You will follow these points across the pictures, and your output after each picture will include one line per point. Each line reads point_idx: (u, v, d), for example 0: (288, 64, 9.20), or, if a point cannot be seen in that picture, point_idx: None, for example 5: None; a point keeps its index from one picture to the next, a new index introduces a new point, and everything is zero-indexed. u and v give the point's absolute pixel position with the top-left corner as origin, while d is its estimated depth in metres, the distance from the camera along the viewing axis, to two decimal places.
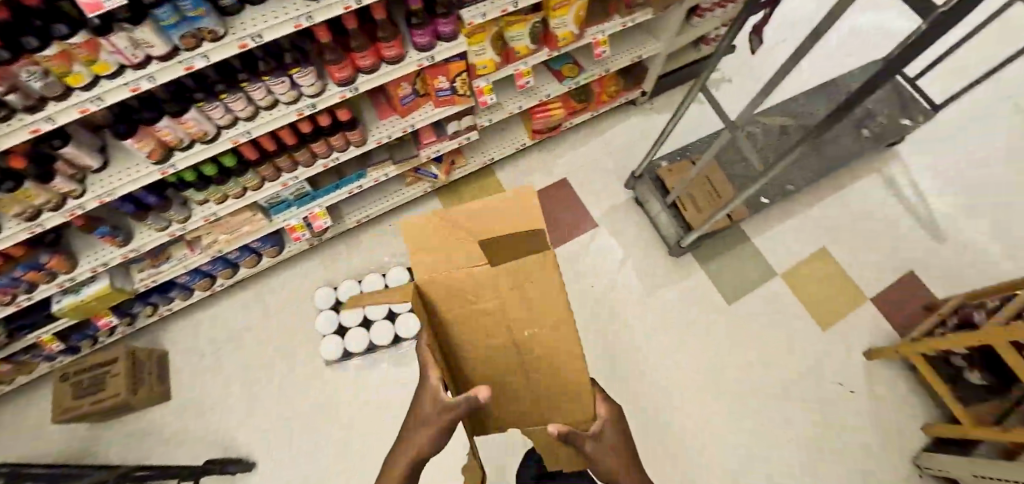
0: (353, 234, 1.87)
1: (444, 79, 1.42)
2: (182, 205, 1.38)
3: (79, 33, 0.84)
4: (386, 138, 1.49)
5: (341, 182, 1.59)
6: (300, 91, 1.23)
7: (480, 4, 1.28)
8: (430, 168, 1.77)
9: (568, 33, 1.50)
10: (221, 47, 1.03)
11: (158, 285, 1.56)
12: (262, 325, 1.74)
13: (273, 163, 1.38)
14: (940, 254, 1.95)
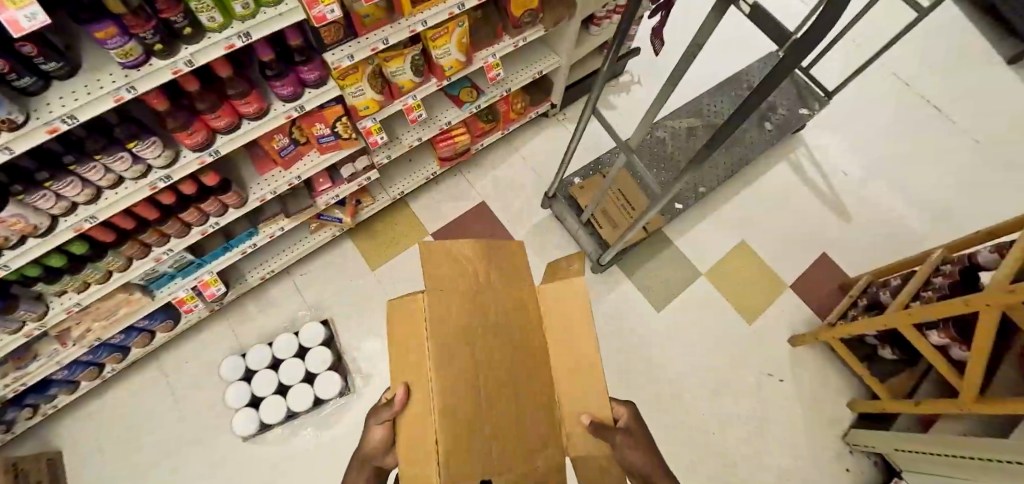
0: (263, 291, 1.75)
1: (322, 126, 1.31)
2: (34, 301, 1.19)
3: None
4: (270, 194, 1.37)
5: (230, 243, 1.47)
6: (147, 164, 1.09)
7: (345, 45, 1.19)
8: (334, 212, 1.67)
9: (454, 61, 1.43)
10: (23, 136, 0.84)
11: (30, 386, 1.37)
12: (170, 406, 1.59)
13: (137, 239, 1.24)
14: (843, 234, 2.07)
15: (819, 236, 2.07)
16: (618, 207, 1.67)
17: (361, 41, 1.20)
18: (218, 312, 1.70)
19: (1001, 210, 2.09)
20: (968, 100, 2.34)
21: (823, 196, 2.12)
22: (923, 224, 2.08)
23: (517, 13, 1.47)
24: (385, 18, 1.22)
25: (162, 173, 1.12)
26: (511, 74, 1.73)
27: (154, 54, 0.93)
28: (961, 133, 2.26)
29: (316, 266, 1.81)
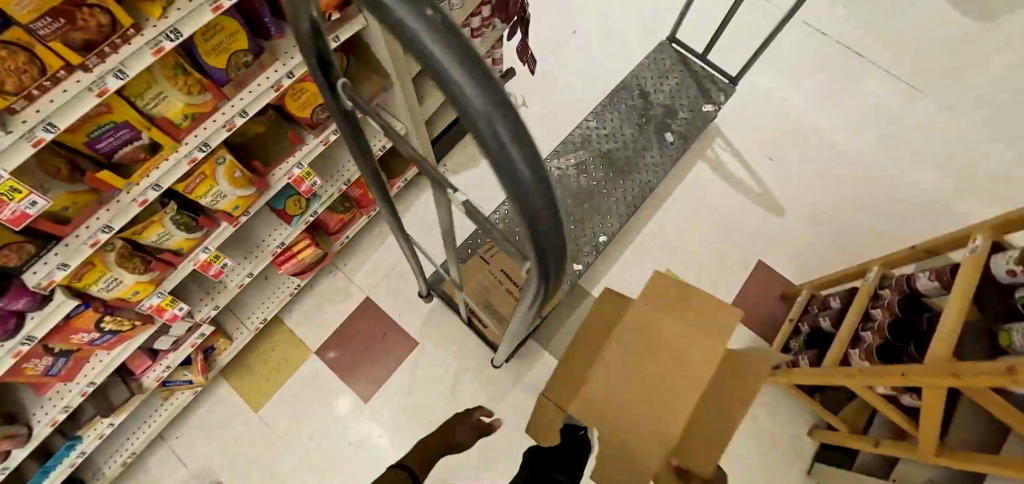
0: (142, 468, 1.56)
1: (85, 333, 1.04)
2: None
3: None
4: (63, 413, 1.13)
5: (47, 465, 1.22)
6: None
7: (48, 255, 0.87)
8: (180, 375, 1.44)
9: (236, 200, 1.13)
10: None
11: None
12: None
13: None
14: (766, 243, 1.85)
15: (743, 249, 1.85)
16: (502, 293, 1.46)
17: (72, 242, 0.89)
18: None
19: (932, 179, 1.88)
20: (864, 58, 2.08)
21: (743, 202, 1.91)
22: (849, 221, 1.86)
23: (303, 115, 1.17)
24: (92, 204, 0.90)
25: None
26: (344, 165, 1.49)
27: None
28: (863, 99, 2.01)
29: (195, 422, 1.62)
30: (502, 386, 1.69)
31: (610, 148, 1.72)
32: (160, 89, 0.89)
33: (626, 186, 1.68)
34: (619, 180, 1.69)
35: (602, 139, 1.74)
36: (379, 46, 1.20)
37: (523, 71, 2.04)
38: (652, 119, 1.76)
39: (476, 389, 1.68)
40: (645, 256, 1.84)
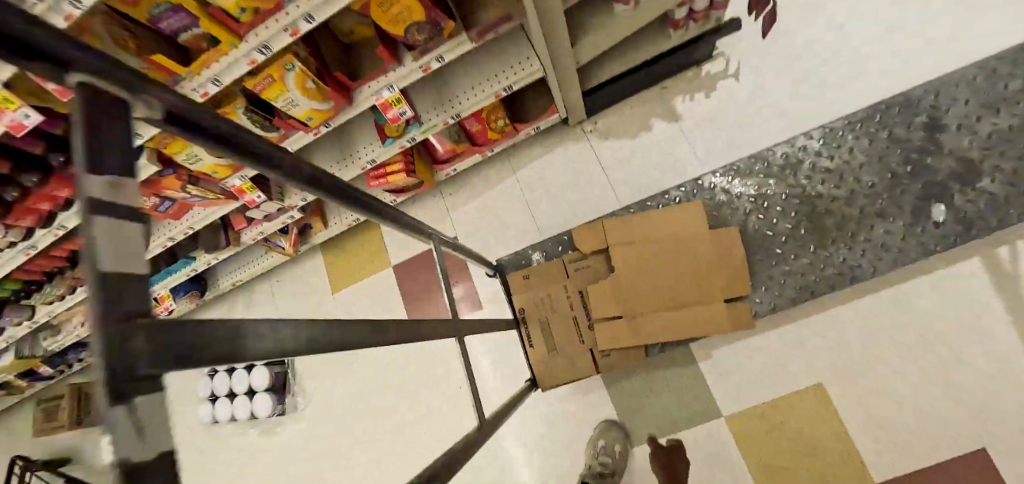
0: (248, 291, 1.89)
1: (175, 190, 1.21)
2: (23, 306, 1.51)
3: None
4: (168, 242, 1.39)
5: (174, 266, 1.55)
6: (9, 238, 1.16)
7: None
8: (278, 239, 1.61)
9: (311, 111, 1.06)
10: None
11: (71, 344, 1.79)
12: (176, 368, 1.94)
13: (72, 275, 1.41)
14: (999, 406, 1.18)
15: (956, 404, 1.20)
16: (569, 321, 1.19)
17: None
18: (215, 300, 1.93)
19: None
20: None
21: (998, 333, 1.21)
22: None
23: (397, 31, 0.99)
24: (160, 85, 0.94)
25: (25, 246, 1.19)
26: (459, 95, 1.26)
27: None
28: None
29: (290, 276, 1.85)
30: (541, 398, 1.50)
31: (821, 192, 1.16)
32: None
33: (819, 259, 1.12)
34: (812, 247, 1.13)
35: (816, 173, 1.17)
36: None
37: (752, 28, 1.41)
38: (921, 174, 1.12)
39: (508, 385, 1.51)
40: (793, 340, 1.33)
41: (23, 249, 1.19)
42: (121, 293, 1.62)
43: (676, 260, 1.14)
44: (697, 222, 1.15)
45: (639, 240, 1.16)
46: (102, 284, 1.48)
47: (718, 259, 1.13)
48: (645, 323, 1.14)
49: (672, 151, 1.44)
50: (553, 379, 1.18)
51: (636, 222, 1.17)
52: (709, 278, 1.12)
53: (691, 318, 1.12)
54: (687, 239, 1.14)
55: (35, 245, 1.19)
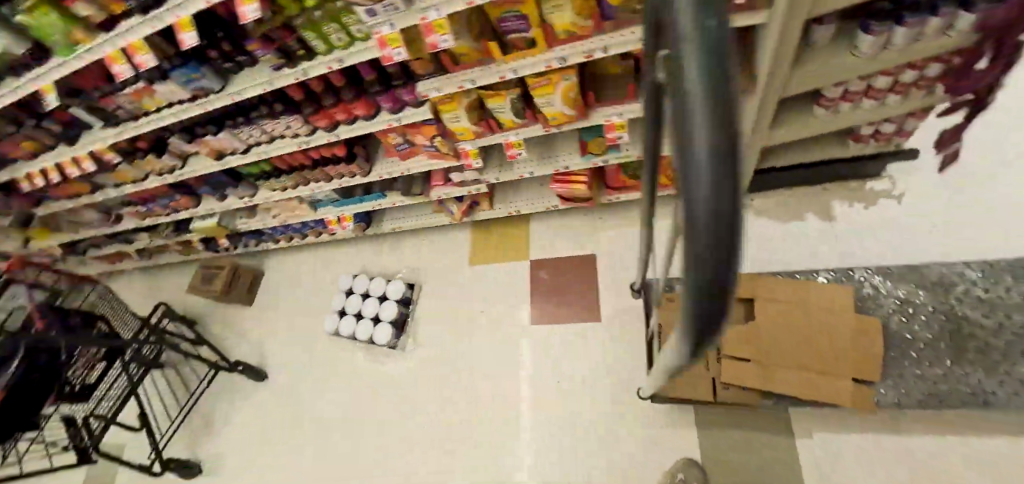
0: (397, 239, 2.20)
1: (423, 138, 1.53)
2: (251, 186, 1.90)
3: (163, 81, 1.36)
4: (385, 175, 1.72)
5: (366, 197, 1.89)
6: (299, 130, 1.53)
7: (438, 78, 1.32)
8: (451, 205, 1.93)
9: (559, 113, 1.38)
10: (219, 98, 1.41)
11: (252, 230, 2.16)
12: (313, 281, 2.26)
13: (303, 174, 1.77)
14: None
15: None
16: None
17: (451, 77, 1.31)
18: (366, 238, 2.26)
19: None
20: None
21: None
22: None
23: None
24: (475, 62, 1.28)
25: (303, 140, 1.55)
26: (657, 140, 1.55)
27: (285, 65, 1.28)
28: None
29: (436, 239, 2.14)
30: (631, 418, 1.61)
31: (968, 317, 1.26)
32: (564, 5, 1.12)
33: (953, 374, 1.21)
34: (948, 361, 1.22)
35: (966, 300, 1.28)
36: (766, 61, 1.17)
37: (922, 165, 1.58)
38: None
39: (589, 393, 1.69)
40: (901, 453, 1.37)
41: (300, 142, 1.55)
42: (316, 203, 1.97)
43: (817, 329, 1.27)
44: (845, 304, 1.29)
45: (786, 300, 1.32)
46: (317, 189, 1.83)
47: (857, 343, 1.25)
48: (772, 372, 1.27)
49: (819, 243, 1.59)
50: (669, 390, 1.35)
51: (787, 283, 1.34)
52: (844, 355, 1.24)
53: (817, 383, 1.24)
54: (832, 315, 1.28)
55: (310, 142, 1.54)
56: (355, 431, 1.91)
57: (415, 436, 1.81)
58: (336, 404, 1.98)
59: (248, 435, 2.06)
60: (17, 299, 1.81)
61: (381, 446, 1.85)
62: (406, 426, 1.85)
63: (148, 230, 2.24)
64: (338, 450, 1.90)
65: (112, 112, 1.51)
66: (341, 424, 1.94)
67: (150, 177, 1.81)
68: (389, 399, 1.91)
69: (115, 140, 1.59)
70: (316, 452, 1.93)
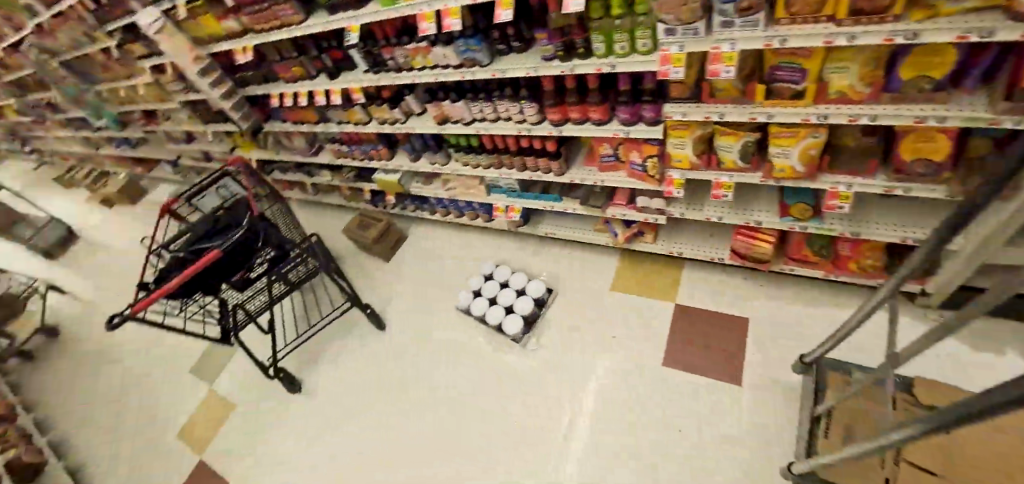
0: (542, 244, 2.29)
1: (637, 155, 1.62)
2: (445, 156, 2.07)
3: (443, 45, 1.55)
4: (577, 179, 1.82)
5: (541, 196, 2.00)
6: (527, 117, 1.67)
7: (686, 104, 1.40)
8: (616, 226, 2.00)
9: (789, 165, 1.42)
10: (480, 72, 1.56)
11: (419, 195, 2.35)
12: (452, 258, 2.40)
13: (501, 158, 1.91)
14: None
15: None
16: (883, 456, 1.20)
17: (701, 106, 1.39)
18: (513, 235, 2.38)
19: None
20: None
21: None
22: None
23: (904, 157, 1.29)
24: (730, 99, 1.36)
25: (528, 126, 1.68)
26: (870, 224, 1.50)
27: (558, 58, 1.43)
28: None
29: (581, 256, 2.21)
30: None
31: None
32: (850, 68, 1.18)
33: None
34: None
35: None
36: None
37: None
38: None
39: (647, 418, 1.72)
40: None
41: (522, 127, 1.68)
42: (491, 187, 2.11)
43: None
44: None
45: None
46: (506, 175, 1.96)
47: None
48: None
49: None
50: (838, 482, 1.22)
51: None
52: None
53: None
54: None
55: (531, 130, 1.67)
56: (456, 412, 1.89)
57: (521, 431, 1.78)
58: (440, 384, 2.00)
59: (350, 391, 2.10)
60: (231, 188, 2.22)
61: (483, 433, 1.81)
62: (509, 420, 1.82)
63: (332, 170, 2.54)
64: (438, 421, 1.89)
65: (383, 60, 1.74)
66: (439, 404, 1.94)
67: (371, 123, 2.04)
68: (495, 388, 1.92)
69: (370, 83, 1.81)
70: (416, 426, 1.91)
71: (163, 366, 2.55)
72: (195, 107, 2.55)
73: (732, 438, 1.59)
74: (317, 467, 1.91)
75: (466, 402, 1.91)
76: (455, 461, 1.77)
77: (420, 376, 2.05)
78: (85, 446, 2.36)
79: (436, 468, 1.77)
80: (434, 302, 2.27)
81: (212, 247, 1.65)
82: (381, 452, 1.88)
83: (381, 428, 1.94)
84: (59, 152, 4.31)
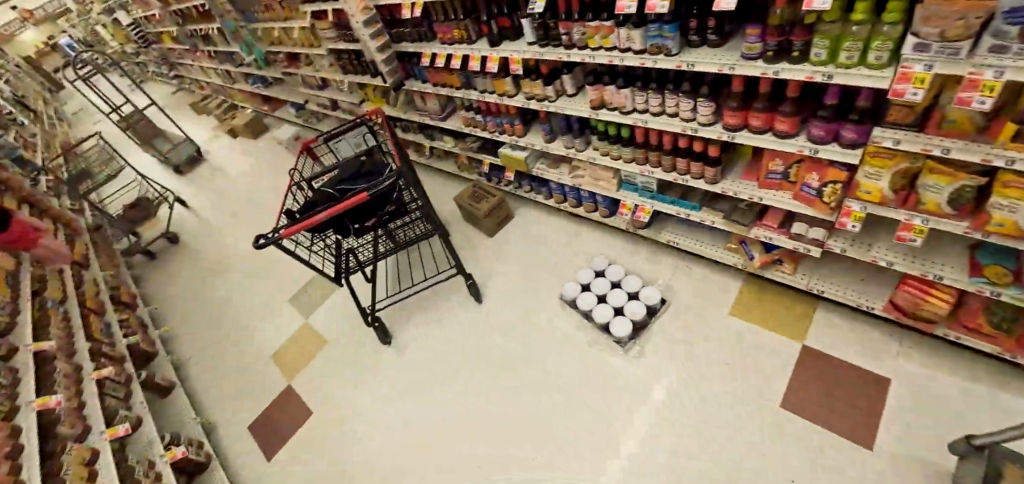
0: (657, 252, 2.21)
1: (815, 177, 1.48)
2: (584, 142, 2.00)
3: (628, 27, 1.44)
4: (729, 192, 1.70)
5: (678, 201, 1.92)
6: (696, 117, 1.54)
7: (901, 131, 1.20)
8: (753, 248, 1.89)
9: (1011, 222, 1.17)
10: (665, 61, 1.44)
11: (541, 177, 2.34)
12: (559, 247, 2.38)
13: (648, 154, 1.81)
14: None
15: None
16: None
17: (921, 137, 1.17)
18: (626, 236, 2.31)
19: None
20: None
21: None
22: None
23: None
24: (967, 133, 1.10)
25: (694, 126, 1.55)
26: None
27: (763, 58, 1.29)
28: None
29: (699, 272, 2.11)
30: None
31: None
32: None
33: None
34: None
35: None
36: None
37: None
38: None
39: (757, 446, 1.59)
40: None
41: (687, 126, 1.56)
42: (622, 183, 2.04)
43: None
44: None
45: None
46: (648, 174, 1.87)
47: None
48: None
49: None
50: None
51: None
52: None
53: None
54: None
55: (697, 130, 1.55)
56: (546, 400, 1.88)
57: (610, 434, 1.73)
58: (529, 368, 2.00)
59: (441, 356, 2.15)
60: (366, 140, 2.31)
61: (569, 427, 1.78)
62: (602, 420, 1.77)
63: (456, 138, 2.59)
64: (534, 403, 1.88)
65: (555, 35, 1.67)
66: (528, 389, 1.93)
67: (518, 97, 2.01)
68: (588, 385, 1.88)
69: (533, 56, 1.77)
70: (503, 407, 1.91)
71: (272, 292, 2.78)
72: (342, 57, 2.68)
73: (771, 459, 1.55)
74: (396, 426, 1.98)
75: (557, 391, 1.89)
76: (545, 447, 1.75)
77: (509, 358, 2.06)
78: (196, 351, 2.60)
79: (526, 449, 1.76)
80: (537, 287, 2.25)
81: (353, 189, 1.68)
82: (466, 425, 1.90)
83: (468, 401, 1.97)
84: (202, 82, 4.79)
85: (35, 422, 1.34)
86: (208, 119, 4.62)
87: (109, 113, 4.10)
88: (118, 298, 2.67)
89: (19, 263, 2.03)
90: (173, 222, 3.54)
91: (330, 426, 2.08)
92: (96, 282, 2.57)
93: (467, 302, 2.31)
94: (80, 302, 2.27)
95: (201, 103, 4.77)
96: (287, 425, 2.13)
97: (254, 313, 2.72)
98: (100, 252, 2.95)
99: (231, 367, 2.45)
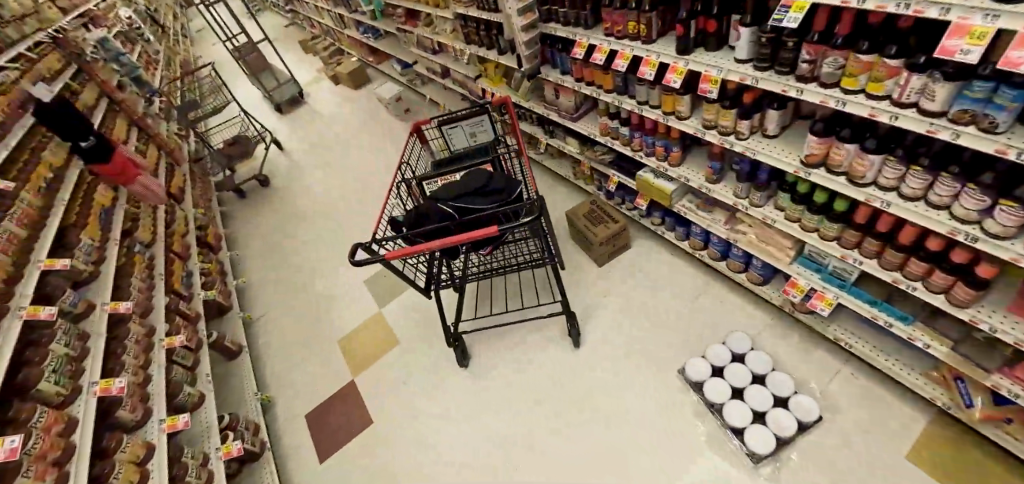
0: (814, 343, 1.75)
1: None
2: (766, 197, 1.54)
3: (929, 74, 0.94)
4: (978, 322, 1.17)
5: (879, 303, 1.43)
6: (985, 222, 1.02)
7: None
8: (975, 394, 1.35)
9: None
10: (978, 139, 0.93)
11: (682, 216, 1.93)
12: (681, 302, 1.98)
13: (863, 237, 1.32)
14: None
15: None
16: None
17: None
18: (773, 310, 1.85)
19: None
20: None
21: None
22: None
23: None
24: None
25: (975, 233, 1.04)
26: None
27: None
28: None
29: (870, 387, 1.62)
30: None
31: None
32: None
33: None
34: None
35: None
36: None
37: None
38: None
39: None
40: None
41: (956, 228, 1.06)
42: (800, 255, 1.56)
43: None
44: None
45: None
46: (851, 261, 1.37)
47: None
48: None
49: None
50: None
51: None
52: None
53: None
54: None
55: (972, 238, 1.04)
56: (629, 432, 1.66)
57: None
58: (608, 396, 1.78)
59: (512, 378, 1.93)
60: (485, 130, 1.94)
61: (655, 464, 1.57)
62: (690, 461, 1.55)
63: (584, 144, 2.21)
64: (612, 440, 1.66)
65: (785, 59, 1.19)
66: (606, 418, 1.72)
67: (692, 120, 1.56)
68: (677, 438, 1.60)
69: (740, 79, 1.30)
70: (572, 443, 1.69)
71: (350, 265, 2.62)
72: (468, 24, 2.32)
73: None
74: (455, 447, 1.78)
75: (639, 425, 1.67)
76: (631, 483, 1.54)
77: (585, 386, 1.83)
78: (268, 302, 2.56)
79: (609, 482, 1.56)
80: (651, 348, 1.87)
81: (477, 213, 1.32)
82: (531, 454, 1.69)
83: (525, 436, 1.75)
84: (313, 20, 4.67)
85: (93, 409, 1.22)
86: (314, 60, 4.52)
87: (226, 39, 4.08)
88: (206, 239, 2.63)
89: (115, 199, 1.96)
90: (267, 163, 3.50)
91: (392, 422, 1.92)
92: (188, 220, 2.53)
93: (561, 342, 1.99)
94: (168, 244, 2.21)
95: (310, 42, 4.68)
96: (346, 424, 1.96)
97: (324, 273, 2.63)
98: (196, 185, 2.94)
99: (297, 323, 2.41)
